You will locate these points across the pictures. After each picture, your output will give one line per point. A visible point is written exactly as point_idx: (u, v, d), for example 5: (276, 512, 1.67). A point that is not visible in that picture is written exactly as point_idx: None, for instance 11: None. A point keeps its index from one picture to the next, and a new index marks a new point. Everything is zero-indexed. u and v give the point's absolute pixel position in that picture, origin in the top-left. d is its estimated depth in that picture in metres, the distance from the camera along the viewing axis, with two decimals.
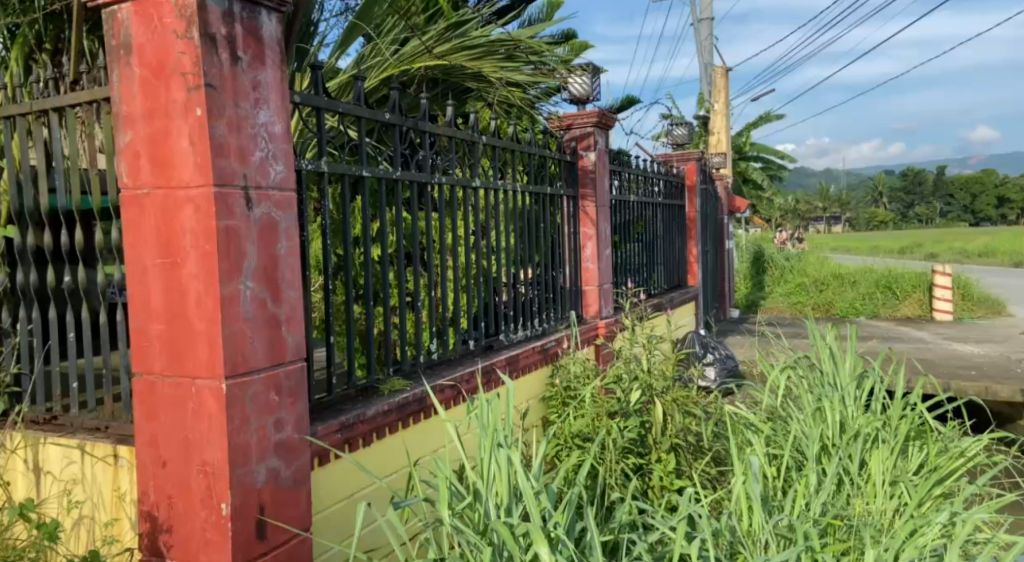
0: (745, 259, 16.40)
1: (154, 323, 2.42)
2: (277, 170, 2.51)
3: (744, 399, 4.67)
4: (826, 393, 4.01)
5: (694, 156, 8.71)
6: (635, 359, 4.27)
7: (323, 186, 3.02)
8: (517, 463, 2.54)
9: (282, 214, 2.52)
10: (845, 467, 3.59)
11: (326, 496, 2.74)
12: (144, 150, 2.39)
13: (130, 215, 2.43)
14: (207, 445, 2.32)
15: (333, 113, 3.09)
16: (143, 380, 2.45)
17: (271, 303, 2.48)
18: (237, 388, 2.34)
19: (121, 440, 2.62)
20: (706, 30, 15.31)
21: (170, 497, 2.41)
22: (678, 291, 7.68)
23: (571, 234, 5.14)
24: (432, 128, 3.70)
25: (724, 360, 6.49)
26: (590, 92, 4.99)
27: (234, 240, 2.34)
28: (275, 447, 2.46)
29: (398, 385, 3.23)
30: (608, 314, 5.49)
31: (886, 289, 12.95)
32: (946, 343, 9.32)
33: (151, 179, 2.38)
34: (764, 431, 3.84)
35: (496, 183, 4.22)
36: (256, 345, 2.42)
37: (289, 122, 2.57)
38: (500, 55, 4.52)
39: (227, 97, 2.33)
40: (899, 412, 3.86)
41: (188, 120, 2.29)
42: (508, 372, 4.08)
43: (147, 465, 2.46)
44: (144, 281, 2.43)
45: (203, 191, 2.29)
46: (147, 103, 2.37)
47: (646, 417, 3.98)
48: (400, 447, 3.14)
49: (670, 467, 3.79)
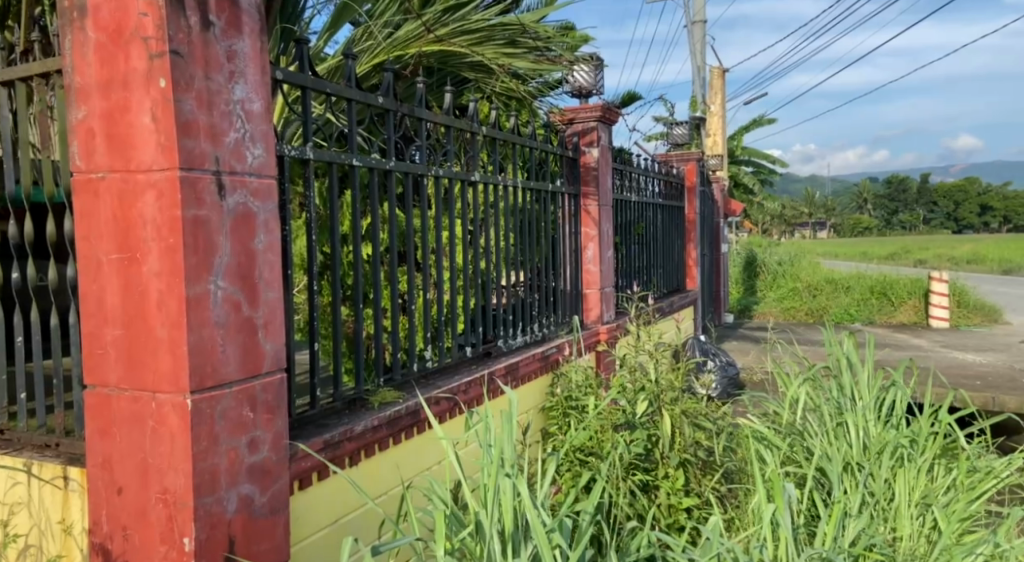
0: (738, 264, 16.20)
1: (110, 328, 2.10)
2: (255, 154, 2.20)
3: (754, 410, 4.39)
4: (847, 406, 3.73)
5: (695, 156, 8.40)
6: (641, 368, 3.97)
7: (308, 176, 2.69)
8: (523, 492, 2.23)
9: (259, 204, 2.21)
10: (870, 487, 3.32)
11: (308, 525, 2.43)
12: (99, 127, 2.07)
13: (83, 202, 2.11)
14: (169, 470, 2.01)
15: (321, 94, 2.77)
16: (97, 393, 2.13)
17: (246, 305, 2.17)
18: (205, 404, 2.02)
19: (73, 459, 2.28)
20: (701, 31, 15.13)
21: (125, 528, 2.09)
22: (677, 295, 7.37)
23: (572, 235, 4.85)
24: (429, 117, 3.38)
25: (725, 368, 6.09)
26: (595, 83, 4.82)
27: (203, 232, 2.03)
28: (249, 471, 2.15)
29: (388, 397, 2.91)
30: (609, 319, 5.21)
31: (881, 295, 12.77)
32: (946, 352, 9.12)
33: (108, 160, 2.06)
34: (781, 448, 3.56)
35: (496, 178, 3.92)
36: (229, 353, 2.10)
37: (268, 99, 2.26)
38: (501, 41, 4.23)
39: (196, 67, 2.02)
40: (928, 429, 3.57)
41: (149, 92, 1.97)
42: (507, 382, 3.77)
43: (99, 491, 2.13)
44: (97, 280, 2.11)
45: (168, 175, 1.97)
46: (103, 72, 2.05)
47: (653, 429, 3.67)
48: (391, 466, 2.83)
49: (679, 484, 3.49)
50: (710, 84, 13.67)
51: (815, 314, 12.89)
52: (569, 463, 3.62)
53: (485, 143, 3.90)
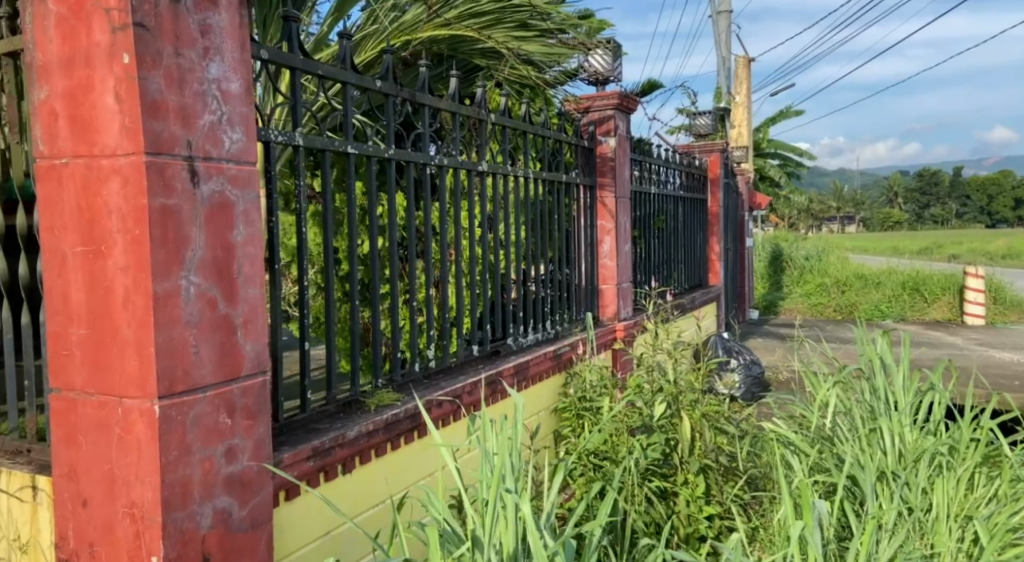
0: (763, 259, 15.87)
1: (75, 327, 1.94)
2: (233, 139, 2.02)
3: (779, 412, 4.15)
4: (881, 410, 3.49)
5: (719, 146, 8.11)
6: (659, 368, 3.75)
7: (298, 164, 2.50)
8: (525, 510, 2.03)
9: (239, 192, 2.04)
10: (905, 498, 3.07)
11: (297, 538, 2.26)
12: (61, 108, 1.90)
13: (47, 190, 1.94)
14: (137, 482, 1.84)
15: (312, 75, 2.59)
16: (62, 398, 1.97)
17: (223, 303, 1.99)
18: (174, 410, 1.85)
19: (42, 467, 2.13)
20: (726, 21, 14.77)
21: (92, 544, 1.94)
22: (698, 291, 7.14)
23: (587, 228, 4.64)
24: (432, 101, 3.18)
25: (748, 367, 5.84)
26: (613, 71, 4.34)
27: (173, 223, 1.85)
28: (226, 482, 1.98)
29: (386, 399, 2.73)
30: (627, 315, 5.00)
31: (913, 291, 12.39)
32: (983, 351, 8.74)
33: (71, 145, 1.90)
34: (808, 453, 3.33)
35: (506, 168, 3.72)
36: (203, 355, 1.93)
37: (248, 79, 2.08)
38: (512, 23, 4.14)
39: (164, 42, 1.84)
40: (969, 436, 3.30)
41: (113, 69, 1.80)
42: (515, 383, 3.58)
43: (65, 503, 1.98)
44: (63, 274, 1.94)
45: (133, 160, 1.80)
46: (66, 48, 1.88)
47: (671, 433, 3.45)
48: (388, 472, 2.66)
49: (699, 491, 3.27)
50: (735, 74, 13.34)
51: (843, 310, 12.53)
52: (583, 467, 3.41)
53: (493, 131, 3.69)
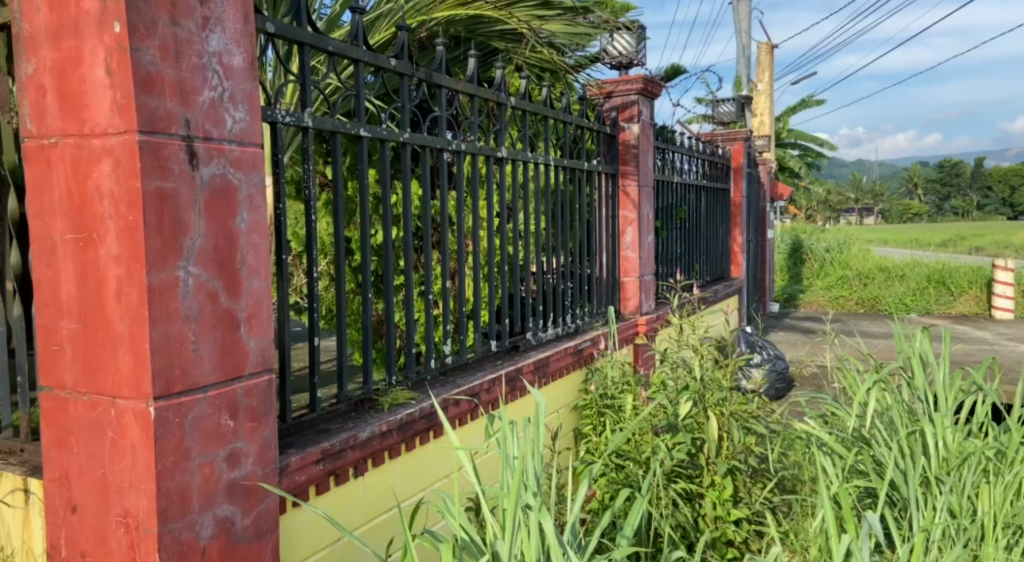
0: (784, 250, 15.61)
1: (66, 321, 1.79)
2: (236, 119, 1.86)
3: (810, 410, 3.97)
4: (922, 411, 3.29)
5: (742, 134, 7.88)
6: (683, 363, 3.52)
7: (307, 149, 2.31)
8: (547, 524, 1.87)
9: (242, 176, 1.88)
10: (950, 505, 2.88)
11: (304, 547, 2.12)
12: (50, 83, 1.75)
13: (36, 173, 1.80)
14: (130, 489, 1.70)
15: (322, 53, 2.40)
16: (52, 397, 1.83)
17: (225, 295, 1.84)
18: (171, 412, 1.70)
19: (35, 469, 2.00)
20: (746, 8, 14.45)
21: (85, 554, 1.80)
22: (721, 284, 6.95)
23: (608, 218, 4.46)
24: (450, 83, 2.98)
25: (773, 363, 5.66)
26: (637, 52, 4.16)
27: (170, 209, 1.70)
28: (228, 489, 1.83)
29: (401, 397, 2.58)
30: (649, 309, 4.82)
31: (939, 284, 12.10)
32: (1014, 346, 8.49)
33: (60, 124, 1.75)
34: (844, 457, 3.14)
35: (527, 155, 3.53)
36: (203, 353, 1.78)
37: (251, 52, 1.92)
38: (535, 3, 3.98)
39: (160, 11, 1.69)
40: (1018, 439, 3.10)
41: (102, 40, 1.65)
42: (535, 380, 3.42)
43: (56, 509, 1.84)
44: (52, 263, 1.80)
45: (125, 139, 1.65)
46: (53, 17, 1.73)
47: (698, 433, 3.27)
48: (402, 474, 2.51)
49: (726, 494, 3.09)
50: (757, 62, 13.07)
51: (867, 304, 12.26)
52: (604, 468, 3.25)
53: (513, 116, 3.49)
